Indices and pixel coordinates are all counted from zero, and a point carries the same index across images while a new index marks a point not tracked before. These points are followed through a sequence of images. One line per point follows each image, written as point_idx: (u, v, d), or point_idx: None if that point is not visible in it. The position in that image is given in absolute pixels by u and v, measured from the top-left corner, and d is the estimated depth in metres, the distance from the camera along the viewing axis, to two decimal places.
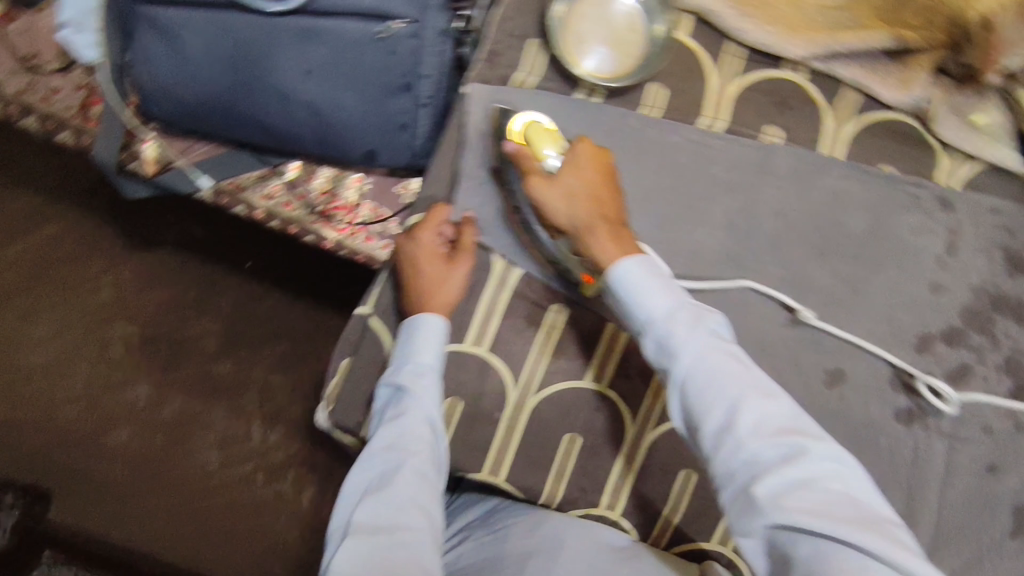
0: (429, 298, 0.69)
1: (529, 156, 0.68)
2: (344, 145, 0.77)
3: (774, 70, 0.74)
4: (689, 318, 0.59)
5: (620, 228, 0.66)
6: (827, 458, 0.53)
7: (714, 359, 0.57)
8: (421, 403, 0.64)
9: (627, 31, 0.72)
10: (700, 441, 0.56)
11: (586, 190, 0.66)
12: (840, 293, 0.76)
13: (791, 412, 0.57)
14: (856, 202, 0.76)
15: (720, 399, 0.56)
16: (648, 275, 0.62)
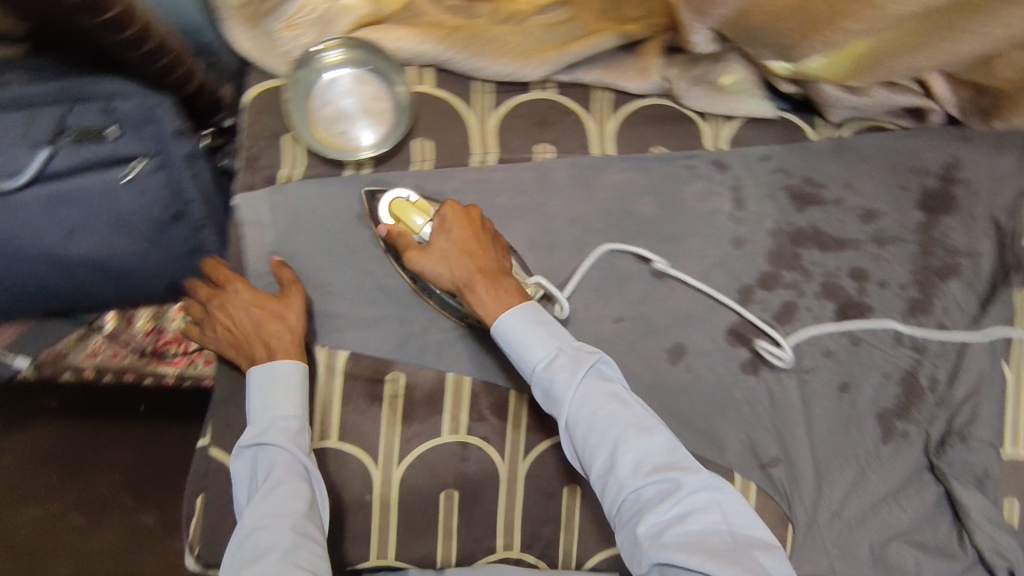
0: (279, 342, 0.68)
1: (399, 231, 0.71)
2: (142, 280, 0.78)
3: (524, 95, 0.78)
4: (569, 364, 0.64)
5: (496, 280, 0.69)
6: (702, 486, 0.59)
7: (594, 402, 0.63)
8: (291, 453, 0.64)
9: (371, 97, 0.74)
10: (590, 478, 0.62)
11: (458, 251, 0.69)
12: (654, 274, 0.80)
13: (669, 445, 0.62)
14: (639, 189, 0.80)
15: (601, 442, 0.61)
16: (527, 322, 0.66)
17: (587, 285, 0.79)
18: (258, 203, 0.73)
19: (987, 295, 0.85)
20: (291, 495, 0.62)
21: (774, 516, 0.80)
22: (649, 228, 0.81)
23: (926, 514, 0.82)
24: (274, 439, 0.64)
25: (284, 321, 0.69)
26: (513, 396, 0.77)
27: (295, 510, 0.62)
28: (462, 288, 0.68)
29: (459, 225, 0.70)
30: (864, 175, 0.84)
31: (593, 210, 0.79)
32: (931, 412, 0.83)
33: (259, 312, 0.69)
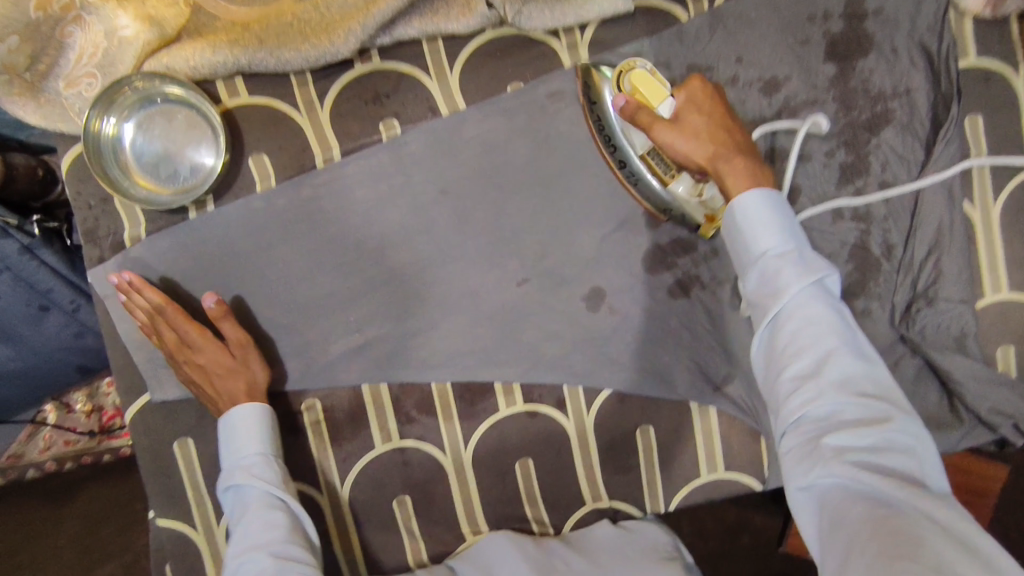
0: (230, 391, 0.67)
1: (638, 103, 0.64)
2: (49, 374, 0.77)
3: (348, 73, 0.71)
4: (802, 264, 0.56)
5: (750, 158, 0.62)
6: (913, 429, 0.51)
7: (817, 308, 0.54)
8: (264, 488, 0.65)
9: (186, 124, 0.69)
10: (777, 381, 0.55)
11: (708, 124, 0.63)
12: (549, 222, 0.74)
13: (885, 379, 0.53)
14: (506, 135, 0.73)
15: (811, 347, 0.53)
16: (765, 208, 0.58)
17: (481, 255, 0.73)
18: (113, 274, 0.69)
19: (931, 133, 0.73)
20: (271, 526, 0.63)
21: (742, 435, 0.76)
22: (530, 173, 0.73)
23: (908, 389, 0.75)
24: (244, 481, 0.65)
25: (228, 369, 0.68)
26: (435, 389, 0.74)
27: (276, 538, 0.62)
28: (706, 163, 0.62)
29: (712, 97, 0.64)
30: (754, 41, 0.74)
31: (463, 173, 0.72)
32: (893, 281, 0.75)
33: (220, 358, 0.67)
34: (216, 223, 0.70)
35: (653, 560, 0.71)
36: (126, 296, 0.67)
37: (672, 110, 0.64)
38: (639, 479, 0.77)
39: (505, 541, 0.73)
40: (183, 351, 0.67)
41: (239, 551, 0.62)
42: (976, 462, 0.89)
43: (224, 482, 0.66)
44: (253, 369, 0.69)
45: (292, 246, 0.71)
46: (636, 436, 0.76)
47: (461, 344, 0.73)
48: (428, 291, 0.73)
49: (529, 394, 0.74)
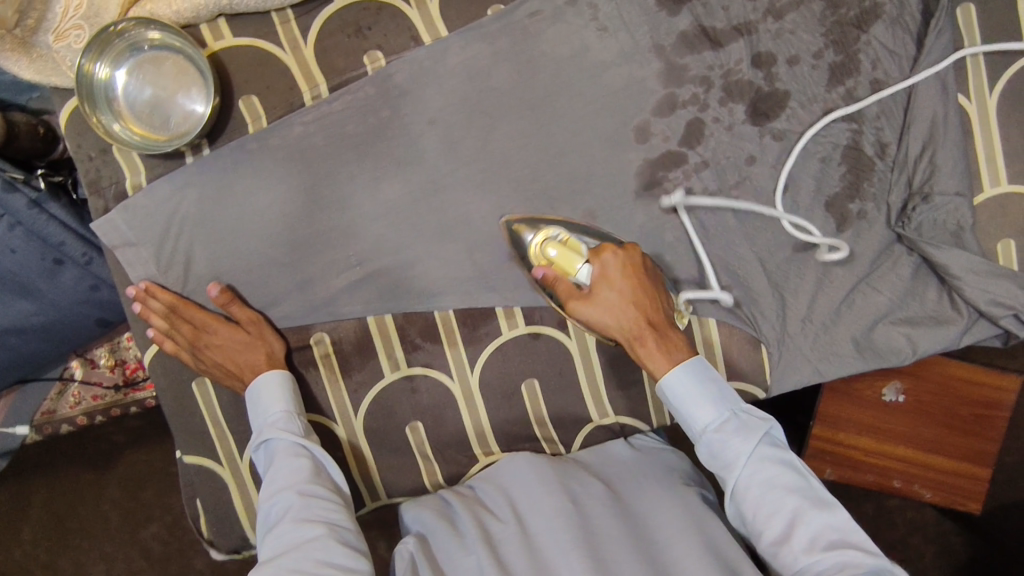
0: (251, 362, 0.71)
1: (556, 275, 0.70)
2: (70, 328, 0.81)
3: (328, 7, 0.71)
4: (742, 431, 0.63)
5: (666, 334, 0.67)
6: (881, 561, 0.56)
7: (768, 471, 0.62)
8: (289, 439, 0.68)
9: (175, 70, 0.69)
10: (760, 547, 0.61)
11: (629, 297, 0.67)
12: (539, 144, 0.74)
13: (845, 522, 0.59)
14: (489, 59, 0.73)
15: (775, 509, 0.60)
16: (697, 382, 0.65)
17: (473, 183, 0.74)
18: (118, 222, 0.72)
19: (922, 27, 0.74)
20: (299, 471, 0.67)
21: (742, 343, 0.77)
22: (516, 97, 0.73)
23: (907, 288, 0.75)
24: (270, 434, 0.68)
25: (244, 346, 0.71)
26: (438, 317, 0.76)
27: (304, 482, 0.66)
28: (627, 339, 0.68)
29: (622, 270, 0.68)
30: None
31: (450, 102, 0.73)
32: (887, 180, 0.75)
33: (234, 337, 0.71)
34: (213, 166, 0.72)
35: (670, 482, 0.73)
36: (150, 305, 0.71)
37: (589, 279, 0.69)
38: (643, 394, 0.78)
39: (523, 462, 0.74)
40: (202, 339, 0.71)
41: (270, 494, 0.66)
42: (988, 373, 0.87)
43: (254, 435, 0.69)
44: (269, 340, 0.73)
45: (288, 185, 0.73)
46: (638, 352, 0.77)
47: (460, 271, 0.75)
48: (425, 222, 0.74)
49: (530, 316, 0.76)
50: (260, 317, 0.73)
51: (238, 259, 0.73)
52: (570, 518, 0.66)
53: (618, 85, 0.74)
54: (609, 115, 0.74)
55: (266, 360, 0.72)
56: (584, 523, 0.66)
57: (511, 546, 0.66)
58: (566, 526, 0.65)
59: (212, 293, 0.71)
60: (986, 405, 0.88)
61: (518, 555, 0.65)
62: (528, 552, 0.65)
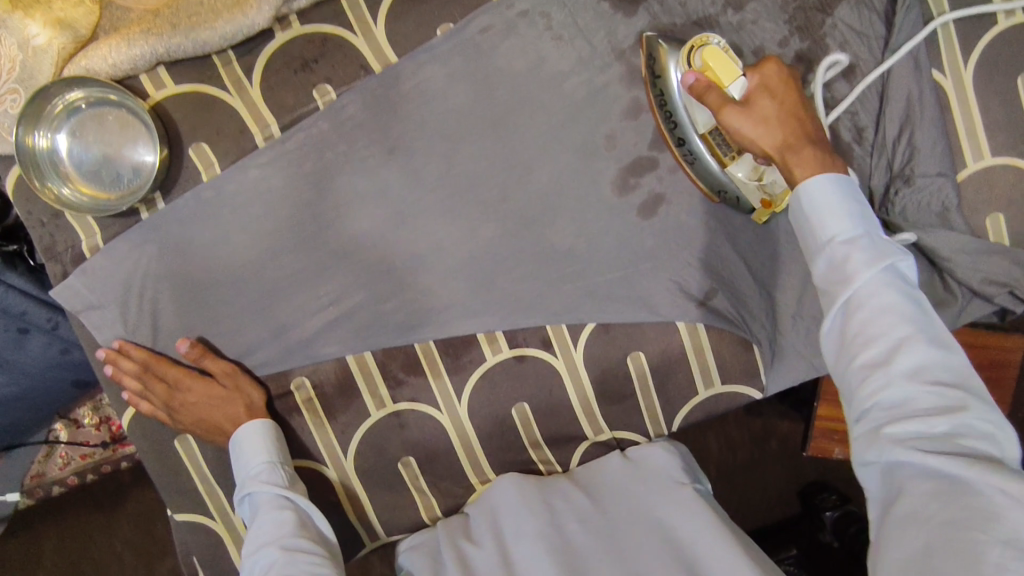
0: (230, 415, 0.69)
1: (708, 81, 0.62)
2: (46, 395, 0.79)
3: (271, 43, 0.69)
4: (873, 250, 0.55)
5: (823, 144, 0.61)
6: (984, 413, 0.50)
7: (890, 295, 0.53)
8: (271, 491, 0.67)
9: (119, 125, 0.67)
10: (847, 369, 0.54)
11: (781, 110, 0.62)
12: (504, 162, 0.72)
13: (960, 367, 0.52)
14: (444, 80, 0.70)
15: (882, 335, 0.52)
16: (838, 194, 0.57)
17: (440, 209, 0.72)
18: (77, 286, 0.69)
19: (888, 3, 0.71)
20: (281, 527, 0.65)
21: (733, 344, 0.75)
22: (475, 117, 0.71)
23: None
24: (251, 488, 0.67)
25: (222, 399, 0.69)
26: (419, 349, 0.74)
27: (286, 538, 0.64)
28: (778, 152, 0.61)
29: (785, 81, 0.62)
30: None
31: (408, 129, 0.70)
32: (867, 164, 0.72)
33: (209, 392, 0.69)
34: (169, 220, 0.69)
35: (662, 485, 0.70)
36: (119, 369, 0.69)
37: (743, 92, 0.62)
38: (636, 405, 0.76)
39: (509, 484, 0.73)
40: (177, 398, 0.70)
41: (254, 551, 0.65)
42: (989, 334, 0.88)
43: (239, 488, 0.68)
44: (246, 388, 0.71)
45: (249, 229, 0.70)
46: (627, 364, 0.75)
47: (436, 300, 0.73)
48: (395, 254, 0.72)
49: (513, 339, 0.74)
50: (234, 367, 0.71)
51: (206, 311, 0.71)
52: (551, 542, 0.66)
53: (580, 94, 0.71)
54: (574, 126, 0.71)
55: (246, 408, 0.70)
56: (565, 548, 0.66)
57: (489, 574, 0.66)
58: (547, 552, 0.65)
59: (181, 349, 0.69)
60: (991, 365, 0.89)
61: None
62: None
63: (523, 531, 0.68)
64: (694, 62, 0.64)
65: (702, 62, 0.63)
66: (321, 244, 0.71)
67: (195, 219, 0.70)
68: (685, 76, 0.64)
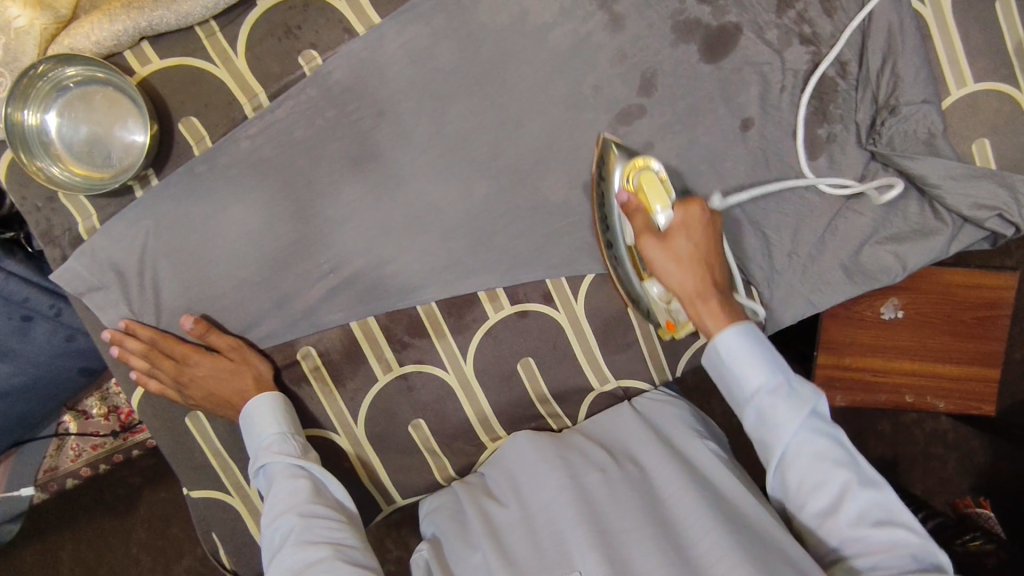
0: (239, 389, 0.69)
1: (638, 204, 0.66)
2: (52, 383, 0.79)
3: (252, 12, 0.68)
4: (794, 397, 0.60)
5: (727, 300, 0.64)
6: (933, 547, 0.55)
7: (824, 466, 0.59)
8: (285, 461, 0.67)
9: (107, 103, 0.67)
10: (806, 520, 0.60)
11: (694, 253, 0.64)
12: (493, 119, 0.72)
13: (887, 497, 0.58)
14: (429, 39, 0.70)
15: (822, 483, 0.59)
16: (746, 343, 0.62)
17: (434, 170, 0.72)
18: (77, 268, 0.69)
19: None
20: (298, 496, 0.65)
21: None
22: (462, 75, 0.71)
23: (887, 205, 0.74)
24: (265, 458, 0.67)
25: (229, 375, 0.69)
26: (421, 311, 0.74)
27: (303, 507, 0.65)
28: (689, 295, 0.64)
29: (705, 224, 0.64)
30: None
31: (396, 91, 0.70)
32: (852, 99, 0.74)
33: (216, 366, 0.69)
34: (163, 196, 0.69)
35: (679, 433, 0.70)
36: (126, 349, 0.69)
37: (667, 223, 0.65)
38: (641, 354, 0.77)
39: (525, 441, 0.73)
40: (183, 374, 0.69)
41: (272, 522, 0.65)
42: (983, 275, 0.86)
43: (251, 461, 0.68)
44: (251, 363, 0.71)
45: (245, 202, 0.71)
46: (628, 313, 0.76)
47: (436, 261, 0.73)
48: (392, 218, 0.72)
49: (514, 295, 0.75)
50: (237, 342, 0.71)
51: (208, 286, 0.71)
52: (571, 492, 0.65)
53: (564, 47, 0.71)
54: (561, 78, 0.72)
55: (253, 383, 0.70)
56: (587, 498, 0.65)
57: (512, 531, 0.66)
58: (571, 501, 0.65)
59: (185, 327, 0.69)
60: (986, 306, 0.87)
61: (520, 543, 0.65)
62: (530, 538, 0.65)
63: (542, 487, 0.68)
64: (630, 181, 0.68)
65: (637, 182, 0.67)
66: (317, 212, 0.72)
67: (189, 193, 0.70)
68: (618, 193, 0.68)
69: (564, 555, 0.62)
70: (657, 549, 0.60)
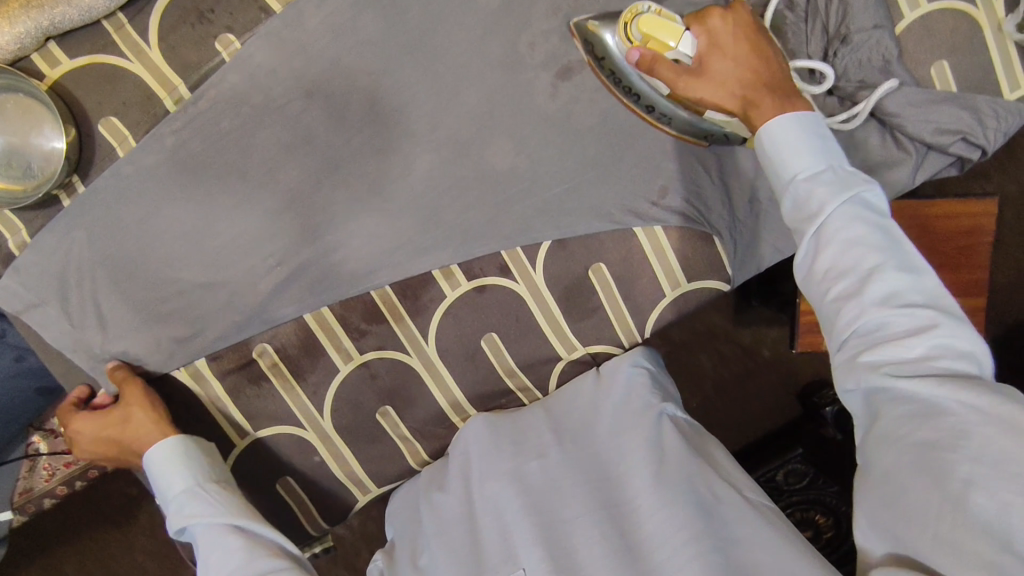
0: (137, 439, 0.67)
1: (655, 53, 0.62)
2: (9, 407, 0.77)
3: (161, 0, 0.65)
4: (836, 182, 0.56)
5: (786, 90, 0.61)
6: (963, 337, 0.50)
7: (859, 246, 0.53)
8: (197, 518, 0.65)
9: (19, 111, 0.64)
10: (823, 303, 0.55)
11: (748, 46, 0.62)
12: (428, 89, 0.69)
13: (934, 293, 0.52)
14: (350, 10, 0.67)
15: (854, 266, 0.53)
16: (796, 131, 0.59)
17: (372, 149, 0.69)
18: (12, 287, 0.67)
19: None
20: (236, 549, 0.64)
21: (695, 241, 0.73)
22: (390, 46, 0.68)
23: (848, 140, 0.71)
24: (176, 523, 0.65)
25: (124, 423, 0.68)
26: (376, 297, 0.72)
27: (245, 555, 0.63)
28: (744, 108, 0.62)
29: (734, 35, 0.62)
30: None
31: (322, 70, 0.67)
32: (802, 31, 0.69)
33: (113, 421, 0.68)
34: (92, 203, 0.67)
35: (629, 405, 0.71)
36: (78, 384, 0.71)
37: (693, 49, 0.62)
38: (605, 318, 0.75)
39: (481, 425, 0.75)
40: (89, 435, 0.69)
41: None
42: (960, 203, 0.87)
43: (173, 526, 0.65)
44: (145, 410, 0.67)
45: (179, 201, 0.68)
46: (589, 278, 0.73)
47: (386, 244, 0.71)
48: (335, 203, 0.70)
49: (470, 271, 0.72)
50: (135, 387, 0.68)
51: (152, 292, 0.69)
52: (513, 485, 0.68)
53: (494, 6, 0.68)
54: (494, 40, 0.69)
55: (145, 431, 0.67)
56: (529, 488, 0.68)
57: (457, 523, 0.70)
58: (513, 491, 0.68)
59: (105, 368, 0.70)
60: (966, 234, 0.87)
61: (459, 535, 0.68)
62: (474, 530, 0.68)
63: (491, 478, 0.70)
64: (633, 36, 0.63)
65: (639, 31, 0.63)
66: (255, 205, 0.69)
67: (118, 198, 0.67)
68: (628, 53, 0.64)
69: (508, 549, 0.64)
70: (598, 531, 0.63)
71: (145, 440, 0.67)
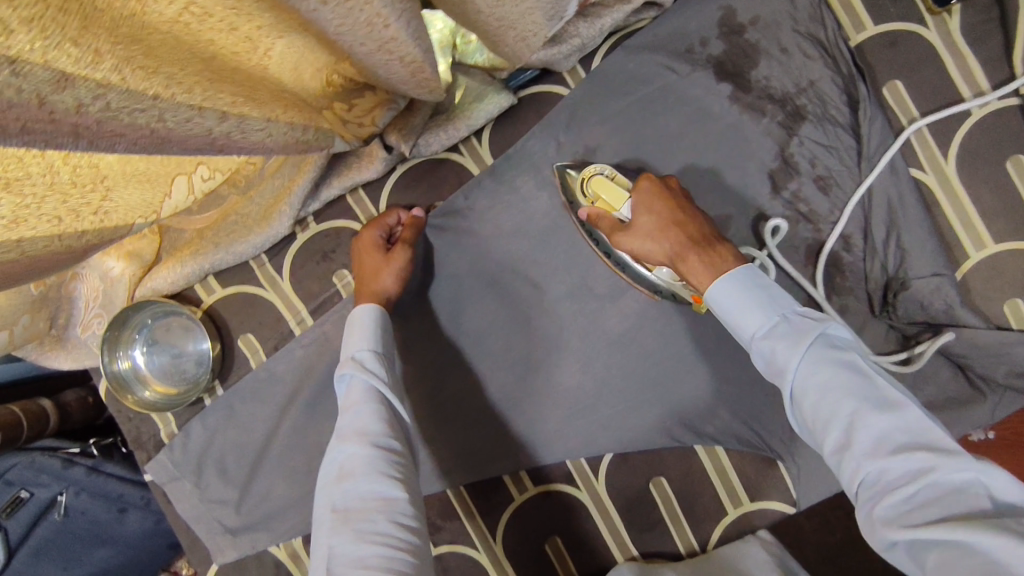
0: (364, 266, 0.74)
1: (598, 212, 0.69)
2: (148, 563, 0.89)
3: (295, 243, 0.80)
4: (791, 332, 0.54)
5: (712, 248, 0.63)
6: (967, 465, 0.44)
7: (827, 389, 0.50)
8: (365, 382, 0.64)
9: (180, 330, 0.81)
10: (824, 459, 0.50)
11: (660, 225, 0.65)
12: (507, 314, 0.78)
13: (916, 418, 0.48)
14: (442, 250, 0.78)
15: (832, 415, 0.50)
16: (743, 288, 0.59)
17: (457, 365, 0.79)
18: (163, 465, 0.81)
19: (852, 115, 0.71)
20: (380, 416, 0.62)
21: (756, 461, 0.76)
22: (472, 280, 0.78)
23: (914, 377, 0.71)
24: (348, 371, 0.65)
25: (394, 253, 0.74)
26: (452, 494, 0.81)
27: (362, 446, 0.60)
28: (673, 261, 0.65)
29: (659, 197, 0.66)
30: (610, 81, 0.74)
31: (415, 299, 0.79)
32: (861, 269, 0.72)
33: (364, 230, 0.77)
34: (228, 405, 0.81)
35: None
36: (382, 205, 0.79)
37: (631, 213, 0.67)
38: (667, 529, 0.78)
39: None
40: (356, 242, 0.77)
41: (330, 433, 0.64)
42: None
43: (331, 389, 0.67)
44: (401, 256, 0.74)
45: (293, 407, 0.80)
46: (650, 490, 0.78)
47: (461, 446, 0.80)
48: (421, 414, 0.80)
49: (537, 477, 0.80)
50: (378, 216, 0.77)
51: (266, 479, 0.81)
52: None
53: (564, 248, 0.77)
54: (564, 273, 0.77)
55: (382, 269, 0.73)
56: None
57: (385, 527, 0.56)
58: None
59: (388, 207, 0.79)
60: None
61: (345, 537, 0.55)
62: None
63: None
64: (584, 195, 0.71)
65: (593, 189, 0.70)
66: None
67: (246, 399, 0.81)
68: (580, 208, 0.71)
69: None
70: None
71: (362, 257, 0.75)
